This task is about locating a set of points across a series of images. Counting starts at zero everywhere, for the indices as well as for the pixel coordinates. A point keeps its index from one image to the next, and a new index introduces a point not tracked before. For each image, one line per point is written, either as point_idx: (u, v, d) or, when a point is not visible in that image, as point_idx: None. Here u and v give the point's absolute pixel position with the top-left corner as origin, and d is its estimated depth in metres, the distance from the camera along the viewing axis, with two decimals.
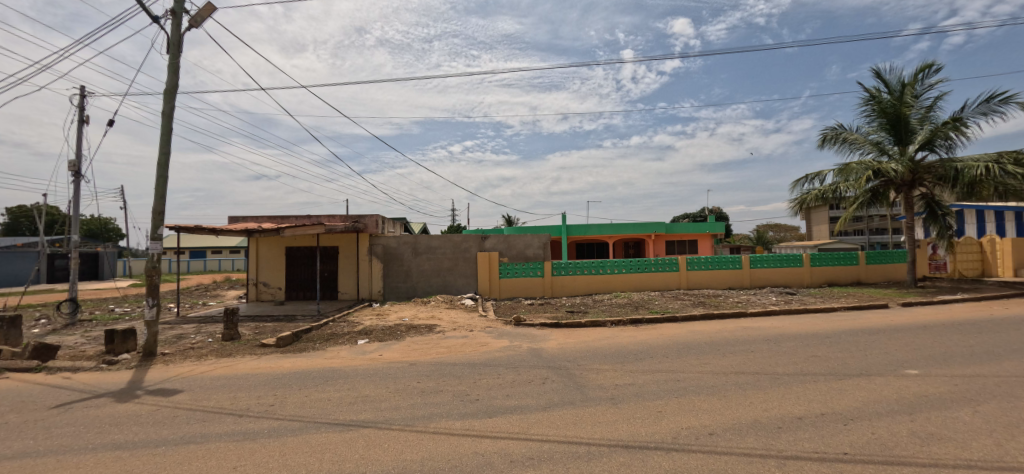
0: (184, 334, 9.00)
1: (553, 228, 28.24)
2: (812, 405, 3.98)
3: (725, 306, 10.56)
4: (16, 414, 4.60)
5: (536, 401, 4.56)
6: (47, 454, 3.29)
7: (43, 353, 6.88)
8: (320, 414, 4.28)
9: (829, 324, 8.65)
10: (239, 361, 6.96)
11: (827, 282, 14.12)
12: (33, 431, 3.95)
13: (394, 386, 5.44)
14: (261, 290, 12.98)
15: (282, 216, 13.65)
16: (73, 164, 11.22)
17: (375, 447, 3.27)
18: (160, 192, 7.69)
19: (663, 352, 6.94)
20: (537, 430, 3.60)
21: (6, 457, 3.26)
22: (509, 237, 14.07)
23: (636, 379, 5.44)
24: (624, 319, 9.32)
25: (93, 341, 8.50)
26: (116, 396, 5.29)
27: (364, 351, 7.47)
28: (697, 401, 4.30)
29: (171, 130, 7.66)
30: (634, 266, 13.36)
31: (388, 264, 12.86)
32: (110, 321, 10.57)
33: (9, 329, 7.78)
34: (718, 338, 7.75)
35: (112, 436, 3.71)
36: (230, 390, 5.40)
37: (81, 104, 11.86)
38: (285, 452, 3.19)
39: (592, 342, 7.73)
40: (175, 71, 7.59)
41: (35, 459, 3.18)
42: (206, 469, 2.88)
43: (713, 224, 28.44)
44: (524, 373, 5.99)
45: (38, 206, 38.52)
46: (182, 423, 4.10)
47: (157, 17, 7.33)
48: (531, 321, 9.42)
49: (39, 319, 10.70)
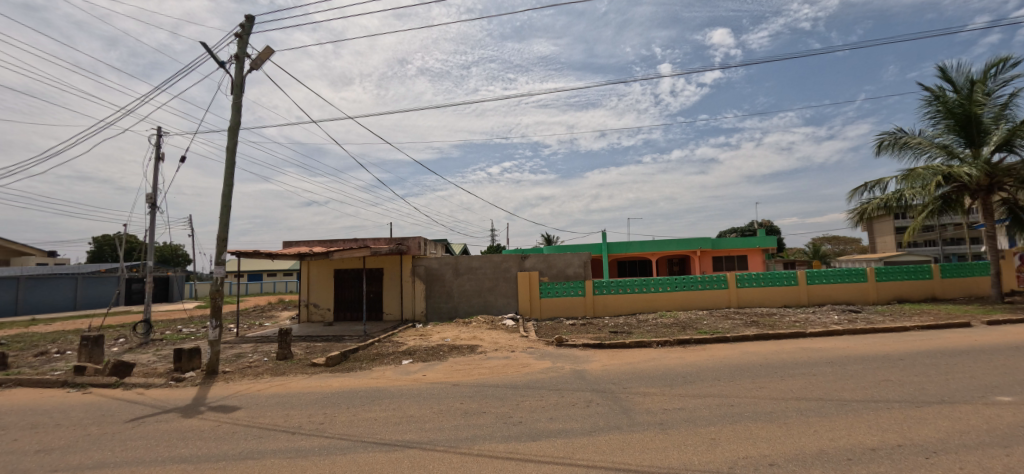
0: (243, 353, 9.54)
1: (593, 246, 27.71)
2: (885, 435, 3.62)
3: (781, 326, 9.88)
4: (98, 426, 5.01)
5: (580, 425, 4.44)
6: (122, 465, 3.56)
7: (121, 370, 7.54)
8: (367, 433, 4.38)
9: (902, 346, 7.85)
10: (292, 379, 7.29)
11: (896, 299, 12.96)
12: (111, 443, 4.28)
13: (438, 407, 5.48)
14: (312, 311, 13.58)
15: (331, 240, 14.30)
16: (150, 196, 12.33)
17: (420, 468, 3.29)
18: (224, 220, 8.34)
19: (714, 374, 6.61)
20: (583, 455, 3.49)
21: (87, 468, 3.54)
22: (549, 256, 13.64)
23: (686, 403, 5.20)
24: (670, 340, 8.95)
25: (162, 360, 9.18)
26: (182, 411, 5.65)
27: (408, 370, 7.62)
28: (754, 428, 4.02)
29: (233, 162, 8.33)
30: (679, 284, 12.85)
31: (430, 285, 13.09)
32: (179, 340, 11.43)
33: (93, 348, 8.55)
34: (774, 360, 7.28)
35: (179, 450, 3.95)
36: (283, 408, 5.63)
37: (157, 143, 13.10)
38: (335, 470, 3.28)
39: (637, 364, 7.47)
40: (238, 109, 8.31)
41: (110, 470, 3.44)
42: None
43: (763, 239, 26.94)
44: (567, 395, 5.85)
45: (120, 234, 42.95)
46: (240, 438, 4.33)
47: (224, 63, 8.10)
48: (573, 342, 9.21)
49: (119, 338, 11.69)
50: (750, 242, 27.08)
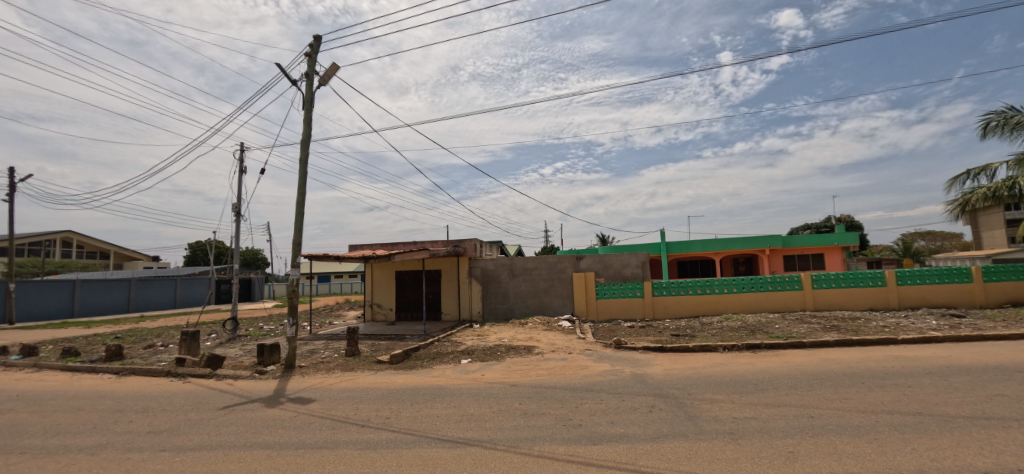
0: (316, 349, 10.29)
1: (650, 246, 26.80)
2: (1003, 458, 3.17)
3: (867, 332, 8.97)
4: (197, 412, 5.64)
5: (643, 430, 4.31)
6: (218, 447, 3.98)
7: (214, 362, 8.40)
8: (430, 429, 4.55)
9: (1019, 356, 6.83)
10: (360, 375, 7.74)
11: (1011, 302, 11.31)
12: (208, 427, 4.79)
13: (498, 406, 5.57)
14: (376, 311, 14.33)
15: (392, 243, 15.03)
16: (235, 206, 13.66)
17: (482, 466, 3.36)
18: (298, 226, 9.05)
19: (790, 382, 6.15)
20: (647, 461, 3.39)
21: (191, 448, 4.00)
22: (605, 256, 13.33)
23: (758, 412, 4.88)
24: (739, 344, 8.44)
25: (247, 354, 10.14)
26: (266, 402, 6.20)
27: (467, 370, 7.81)
28: (840, 443, 3.69)
29: (305, 172, 9.00)
30: (746, 286, 12.12)
31: (486, 286, 13.35)
32: (261, 336, 12.56)
33: (191, 342, 9.62)
34: (860, 369, 6.62)
35: (264, 436, 4.34)
36: (354, 402, 6.00)
37: (240, 158, 14.50)
38: (402, 463, 3.45)
39: (702, 369, 7.12)
40: (309, 123, 8.97)
41: (209, 452, 3.85)
42: None
43: (842, 236, 24.78)
44: (628, 399, 5.71)
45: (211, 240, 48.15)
46: (317, 428, 4.67)
47: (296, 81, 8.78)
48: (633, 345, 8.97)
49: (211, 333, 13.08)
50: (828, 240, 24.98)
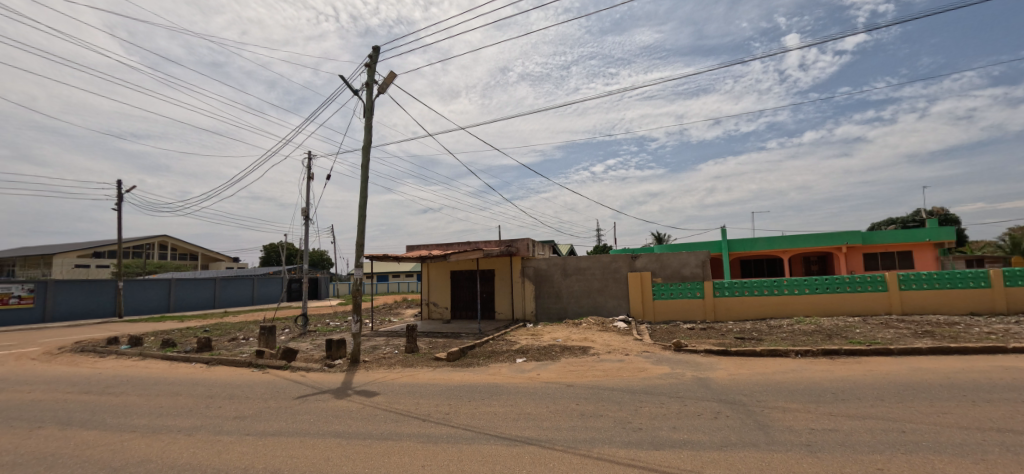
0: (377, 345, 10.88)
1: (710, 244, 25.62)
2: None
3: (968, 338, 8.00)
4: (277, 400, 6.18)
5: (708, 438, 4.15)
6: (296, 434, 4.36)
7: (289, 355, 9.14)
8: (489, 426, 4.67)
9: None
10: (420, 371, 8.08)
11: None
12: (287, 415, 5.24)
13: (555, 406, 5.59)
14: (432, 309, 14.88)
15: (446, 244, 15.52)
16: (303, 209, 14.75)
17: (541, 465, 3.41)
18: (360, 228, 9.60)
19: (874, 393, 5.63)
20: (712, 470, 3.27)
21: (274, 433, 4.41)
22: (662, 255, 12.68)
23: (839, 424, 4.53)
24: (814, 350, 7.86)
25: (316, 348, 10.93)
26: (335, 393, 6.66)
27: (523, 369, 7.91)
28: (938, 463, 3.33)
29: (366, 177, 9.52)
30: (820, 286, 11.26)
31: (539, 285, 13.42)
32: (328, 331, 13.49)
33: (268, 335, 10.52)
34: (961, 381, 5.90)
35: (335, 426, 4.68)
36: (415, 396, 6.29)
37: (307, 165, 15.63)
38: (462, 458, 3.58)
39: (771, 375, 6.71)
40: (369, 130, 9.47)
41: (289, 438, 4.23)
42: (402, 464, 3.42)
43: (936, 231, 22.17)
44: (692, 405, 5.51)
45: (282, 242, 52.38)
46: (383, 420, 4.96)
47: (357, 91, 9.30)
48: (694, 347, 8.64)
49: (285, 328, 14.25)
50: (918, 236, 22.48)
